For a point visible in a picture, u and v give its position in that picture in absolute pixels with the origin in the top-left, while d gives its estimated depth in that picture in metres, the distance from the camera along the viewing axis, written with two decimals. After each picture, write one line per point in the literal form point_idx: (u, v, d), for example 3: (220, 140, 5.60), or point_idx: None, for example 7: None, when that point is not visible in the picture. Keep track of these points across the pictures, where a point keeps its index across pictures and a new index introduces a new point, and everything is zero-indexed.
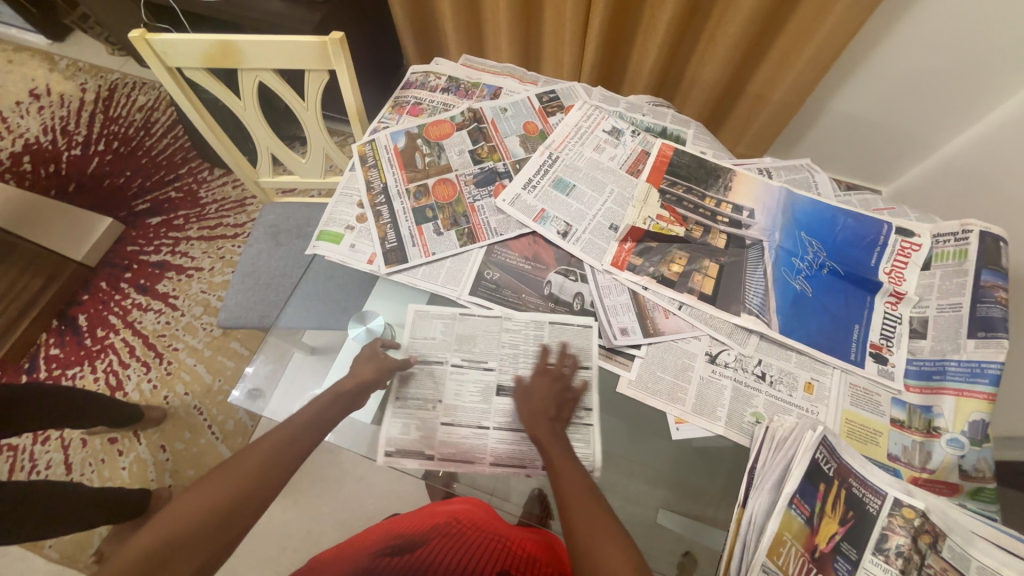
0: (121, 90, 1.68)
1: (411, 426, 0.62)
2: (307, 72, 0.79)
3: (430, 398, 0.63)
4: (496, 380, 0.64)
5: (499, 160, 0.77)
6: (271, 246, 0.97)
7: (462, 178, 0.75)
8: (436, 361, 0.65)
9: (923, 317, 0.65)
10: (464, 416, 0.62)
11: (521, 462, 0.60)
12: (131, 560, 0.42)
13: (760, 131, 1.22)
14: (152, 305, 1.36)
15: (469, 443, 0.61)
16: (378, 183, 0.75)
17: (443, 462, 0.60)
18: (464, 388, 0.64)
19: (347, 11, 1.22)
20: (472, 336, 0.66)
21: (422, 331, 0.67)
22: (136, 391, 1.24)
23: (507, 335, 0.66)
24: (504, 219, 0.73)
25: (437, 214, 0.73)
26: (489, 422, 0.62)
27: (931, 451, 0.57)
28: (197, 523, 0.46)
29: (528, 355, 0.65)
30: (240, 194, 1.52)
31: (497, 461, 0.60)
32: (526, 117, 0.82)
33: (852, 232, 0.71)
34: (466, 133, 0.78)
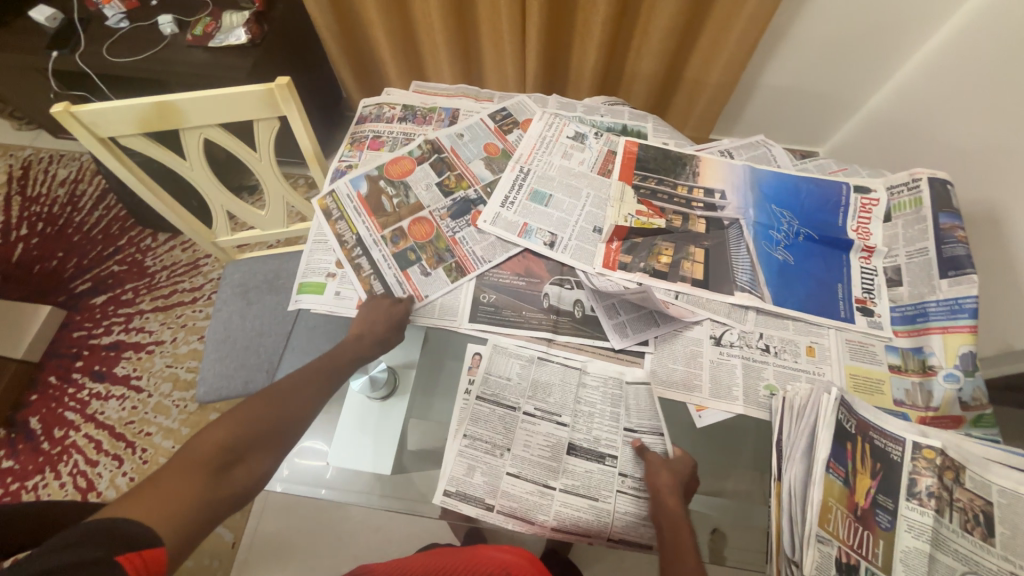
0: (37, 166, 1.54)
1: (475, 469, 0.59)
2: (255, 122, 0.75)
3: (498, 444, 0.60)
4: (568, 437, 0.60)
5: (469, 187, 0.76)
6: (243, 306, 0.92)
7: (437, 214, 0.74)
8: (509, 406, 0.62)
9: (896, 266, 0.69)
10: (531, 470, 0.59)
11: (585, 530, 0.56)
12: (207, 454, 0.44)
13: (704, 114, 1.28)
14: (113, 392, 1.25)
15: (529, 501, 0.57)
16: (351, 236, 0.72)
17: (503, 516, 0.57)
18: (533, 440, 0.60)
19: (280, 53, 1.18)
20: (547, 384, 0.63)
21: (499, 369, 0.64)
22: (112, 489, 1.13)
23: (582, 390, 0.63)
24: (488, 245, 0.72)
25: (420, 255, 0.71)
26: (556, 483, 0.58)
27: (932, 390, 0.61)
28: (262, 423, 0.48)
29: (606, 416, 0.61)
30: (191, 255, 1.42)
31: (560, 526, 0.56)
32: (485, 139, 0.81)
33: (816, 197, 0.75)
34: (429, 166, 0.77)
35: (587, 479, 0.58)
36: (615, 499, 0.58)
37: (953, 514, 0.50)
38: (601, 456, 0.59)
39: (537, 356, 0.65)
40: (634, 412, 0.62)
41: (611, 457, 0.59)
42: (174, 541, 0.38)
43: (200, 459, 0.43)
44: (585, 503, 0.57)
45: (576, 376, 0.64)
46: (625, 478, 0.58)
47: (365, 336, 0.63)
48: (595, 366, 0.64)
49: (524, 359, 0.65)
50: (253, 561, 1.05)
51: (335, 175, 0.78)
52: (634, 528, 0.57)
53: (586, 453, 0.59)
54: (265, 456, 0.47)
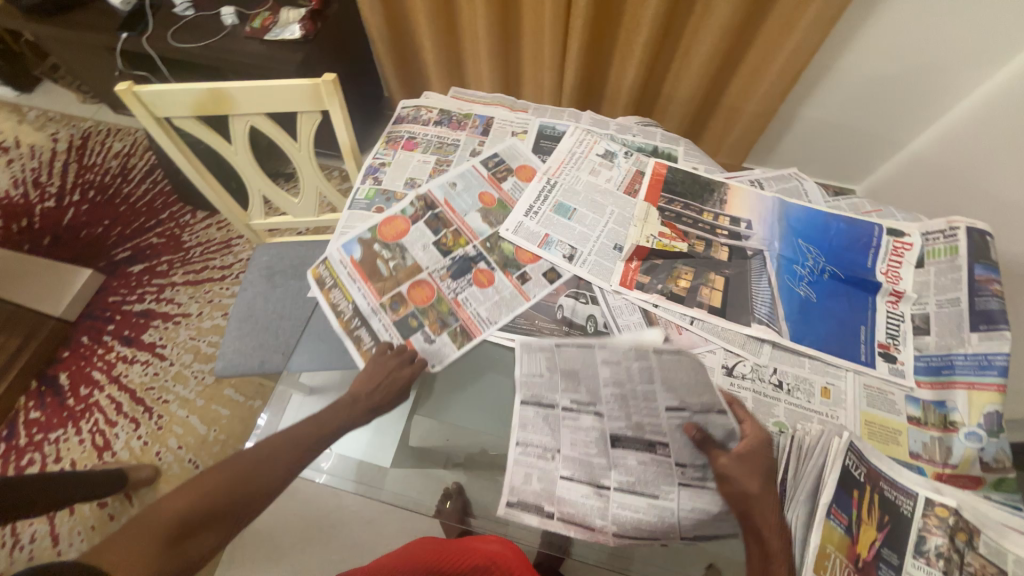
0: (95, 138, 1.64)
1: (532, 476, 0.59)
2: (299, 114, 0.79)
3: (547, 447, 0.60)
4: (610, 429, 0.61)
5: (468, 243, 0.73)
6: (267, 288, 0.95)
7: (436, 275, 0.71)
8: (548, 405, 0.63)
9: (924, 313, 0.67)
10: (583, 472, 0.58)
11: (652, 534, 0.56)
12: (163, 524, 0.48)
13: (738, 142, 1.27)
14: (138, 357, 1.30)
15: (588, 505, 0.57)
16: (344, 306, 0.69)
17: (565, 523, 0.57)
18: (578, 438, 0.60)
19: (330, 50, 1.23)
20: (577, 372, 0.64)
21: (531, 367, 0.65)
22: (126, 450, 1.18)
23: (609, 369, 0.64)
24: (492, 305, 0.69)
25: (422, 321, 0.68)
26: (612, 482, 0.58)
27: (951, 446, 0.58)
28: (221, 495, 0.52)
29: (639, 397, 0.62)
30: (225, 235, 1.48)
31: (623, 530, 0.56)
32: (479, 188, 0.78)
33: (846, 235, 0.73)
34: (424, 224, 0.74)
35: (643, 473, 0.58)
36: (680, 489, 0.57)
37: None
38: (650, 444, 0.60)
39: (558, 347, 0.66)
40: (670, 390, 0.62)
41: (661, 445, 0.60)
42: None
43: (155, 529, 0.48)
44: (647, 498, 0.57)
45: (601, 359, 0.65)
46: (682, 469, 0.58)
47: (360, 398, 0.63)
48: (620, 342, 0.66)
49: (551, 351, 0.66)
50: (248, 536, 1.08)
51: (368, 171, 0.80)
52: (708, 524, 0.56)
53: (633, 443, 0.60)
54: (219, 527, 0.51)
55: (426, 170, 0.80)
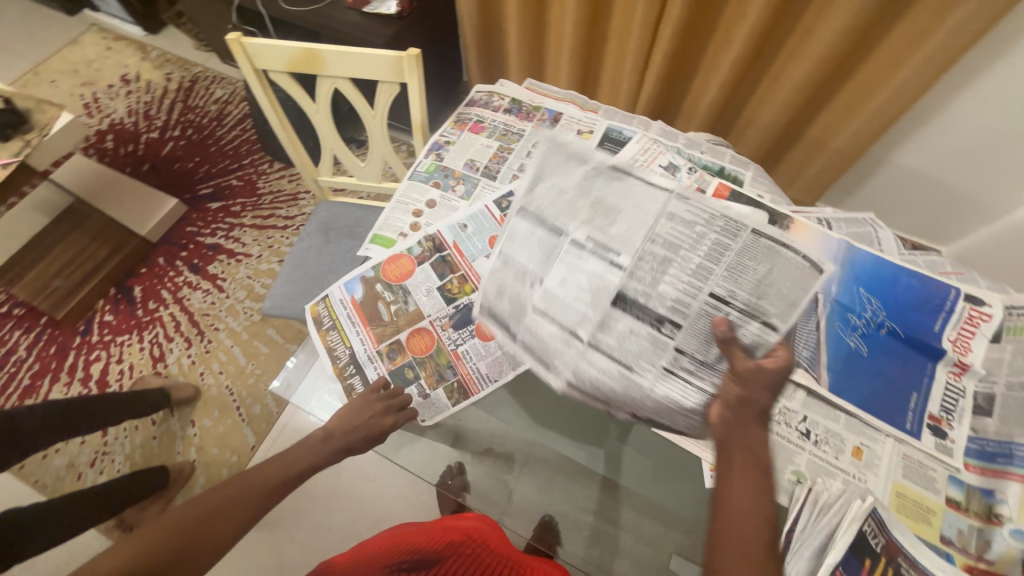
0: (202, 82, 1.80)
1: (503, 292, 0.56)
2: (380, 83, 0.83)
3: (531, 271, 0.54)
4: (617, 283, 0.51)
5: (473, 292, 0.71)
6: (321, 243, 1.01)
7: (438, 323, 0.70)
8: (554, 229, 0.53)
9: (990, 394, 0.61)
10: (559, 312, 0.53)
11: (605, 399, 0.53)
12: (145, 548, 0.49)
13: (816, 179, 1.20)
14: (201, 285, 1.43)
15: (551, 342, 0.54)
16: (340, 350, 0.71)
17: (522, 350, 0.56)
18: (573, 279, 0.53)
19: (421, 28, 1.28)
20: (617, 210, 0.51)
21: (556, 175, 0.52)
22: (176, 365, 1.30)
23: (665, 221, 0.50)
24: (492, 362, 0.68)
25: (418, 373, 0.69)
26: (585, 334, 0.52)
27: (990, 541, 0.53)
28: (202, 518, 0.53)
29: (687, 265, 0.50)
30: (294, 188, 1.59)
31: (576, 381, 0.53)
32: (490, 232, 0.73)
33: (915, 293, 0.66)
34: (430, 266, 0.72)
35: (626, 343, 0.52)
36: (663, 377, 0.51)
37: None
38: (657, 321, 0.51)
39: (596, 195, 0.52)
40: (732, 275, 0.49)
41: (670, 326, 0.50)
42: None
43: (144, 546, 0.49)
44: (619, 369, 0.51)
45: (660, 209, 0.50)
46: (676, 356, 0.50)
47: (334, 435, 0.63)
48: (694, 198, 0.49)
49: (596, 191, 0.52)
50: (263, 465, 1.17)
51: (432, 147, 0.83)
52: (669, 413, 0.51)
53: (638, 310, 0.51)
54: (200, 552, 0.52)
55: (487, 155, 0.82)
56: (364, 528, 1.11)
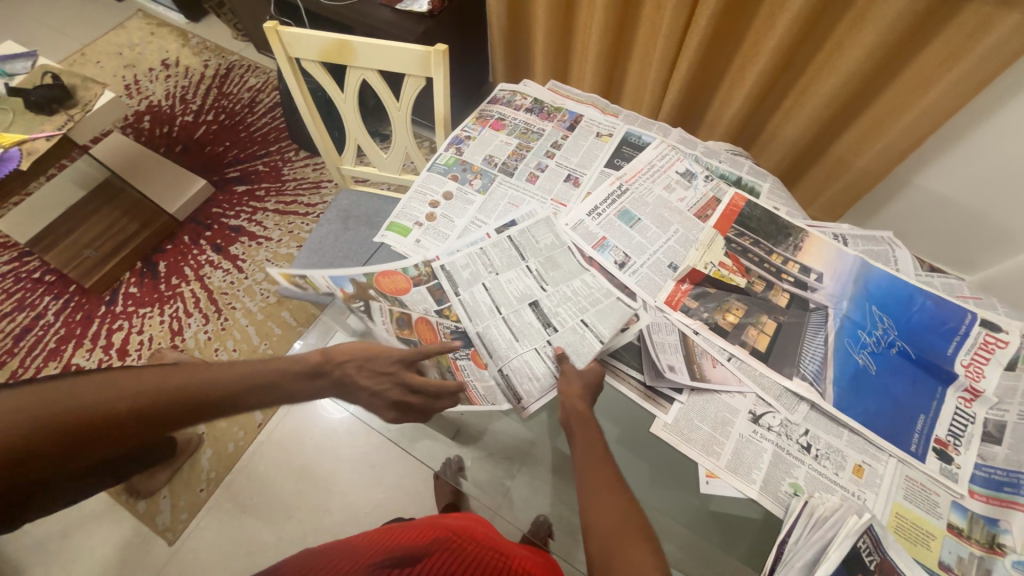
0: (237, 70, 1.86)
1: (470, 265, 0.72)
2: (407, 77, 0.85)
3: (492, 265, 0.72)
4: (538, 296, 0.69)
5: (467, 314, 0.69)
6: (340, 229, 1.04)
7: (442, 327, 0.68)
8: (520, 254, 0.73)
9: (1001, 422, 0.59)
10: (498, 295, 0.70)
11: (490, 351, 0.66)
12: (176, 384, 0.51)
13: (837, 198, 1.18)
14: (222, 264, 1.47)
15: (480, 306, 0.69)
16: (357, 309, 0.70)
17: (459, 303, 0.69)
18: (513, 282, 0.71)
19: (450, 27, 1.30)
20: (558, 263, 0.72)
21: (540, 230, 0.75)
22: (192, 340, 1.35)
23: (579, 281, 0.71)
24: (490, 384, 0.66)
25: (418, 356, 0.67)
26: (502, 312, 0.69)
27: (991, 570, 0.52)
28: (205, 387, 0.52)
29: (577, 306, 0.68)
30: (318, 176, 1.63)
31: (480, 334, 0.67)
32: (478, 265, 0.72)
33: (929, 315, 0.66)
34: (427, 291, 0.71)
35: (526, 328, 0.68)
36: (533, 354, 0.66)
37: None
38: (548, 325, 0.67)
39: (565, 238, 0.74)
40: (599, 316, 0.67)
41: (551, 330, 0.67)
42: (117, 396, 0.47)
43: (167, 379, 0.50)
44: (508, 335, 0.67)
45: (581, 275, 0.71)
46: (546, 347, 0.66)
47: None
48: (625, 274, 0.72)
49: (578, 232, 0.75)
50: (272, 442, 1.20)
51: (453, 141, 0.85)
52: (525, 380, 0.66)
53: (540, 314, 0.68)
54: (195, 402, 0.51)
55: (506, 152, 0.83)
56: (361, 512, 1.12)
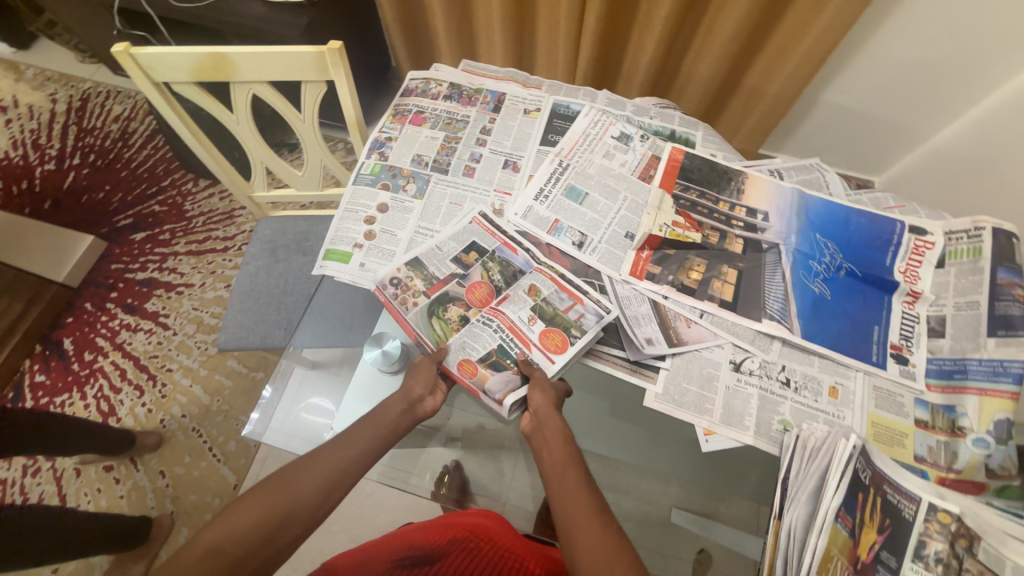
0: (95, 99, 1.60)
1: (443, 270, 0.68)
2: (303, 84, 0.75)
3: (450, 273, 0.68)
4: (504, 290, 0.67)
5: (475, 309, 0.66)
6: (269, 263, 0.94)
7: (496, 307, 0.66)
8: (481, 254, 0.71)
9: (941, 315, 0.65)
10: (469, 302, 0.66)
11: (475, 342, 0.64)
12: (323, 474, 0.51)
13: (757, 126, 1.22)
14: (141, 326, 1.31)
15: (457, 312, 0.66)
16: (495, 270, 0.68)
17: (456, 309, 0.66)
18: (478, 284, 0.67)
19: (336, 16, 1.18)
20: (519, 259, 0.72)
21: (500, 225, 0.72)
22: (130, 417, 1.20)
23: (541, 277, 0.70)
24: (501, 382, 0.62)
25: (446, 329, 0.65)
26: (472, 311, 0.66)
27: (957, 452, 0.58)
28: (347, 468, 0.52)
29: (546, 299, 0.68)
30: (227, 205, 1.46)
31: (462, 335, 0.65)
32: (470, 283, 0.67)
33: (865, 232, 0.70)
34: (463, 303, 0.66)
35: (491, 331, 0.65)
36: (498, 340, 0.64)
37: None
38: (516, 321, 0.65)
39: (516, 230, 0.71)
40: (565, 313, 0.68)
41: (506, 333, 0.65)
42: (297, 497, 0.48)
43: (321, 470, 0.51)
44: (485, 330, 0.65)
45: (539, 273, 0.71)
46: (504, 343, 0.64)
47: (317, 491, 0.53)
48: (585, 253, 0.70)
49: (528, 220, 0.72)
50: None
51: (373, 146, 0.77)
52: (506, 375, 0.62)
53: (515, 311, 0.66)
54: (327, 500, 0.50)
55: (434, 148, 0.76)
56: None
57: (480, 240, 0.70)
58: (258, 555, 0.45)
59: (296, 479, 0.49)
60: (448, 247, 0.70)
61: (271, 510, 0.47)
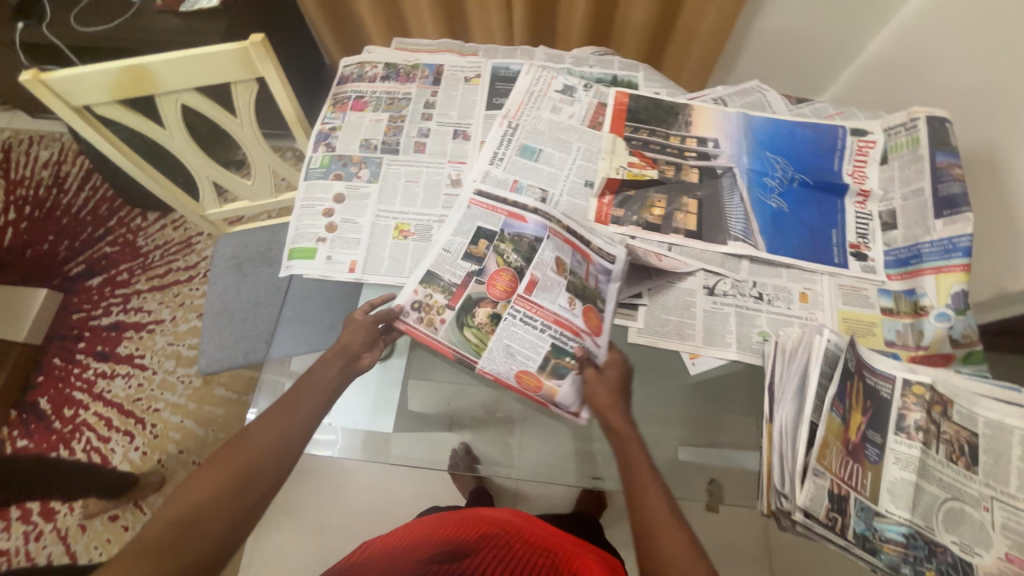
0: (17, 148, 1.51)
1: (455, 271, 0.66)
2: (234, 85, 0.72)
3: (465, 273, 0.65)
4: (528, 271, 0.64)
5: (508, 309, 0.64)
6: (237, 279, 0.92)
7: (531, 301, 0.64)
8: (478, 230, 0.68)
9: (891, 209, 0.68)
10: (499, 305, 0.64)
11: (525, 351, 0.63)
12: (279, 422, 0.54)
13: (698, 65, 1.23)
14: (118, 371, 1.27)
15: (496, 322, 0.64)
16: (511, 252, 0.65)
17: (486, 314, 0.64)
18: (497, 277, 0.65)
19: (257, 19, 1.13)
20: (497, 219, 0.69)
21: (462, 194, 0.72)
22: (126, 463, 1.16)
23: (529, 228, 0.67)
24: (567, 389, 0.62)
25: (487, 343, 0.63)
26: (507, 314, 0.64)
27: (923, 329, 0.61)
28: (302, 415, 0.56)
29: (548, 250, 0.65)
30: (183, 234, 1.41)
31: (507, 348, 0.63)
32: (491, 277, 0.65)
33: (811, 142, 0.73)
34: (493, 304, 0.64)
35: (535, 331, 0.63)
36: (546, 339, 0.63)
37: (939, 446, 0.52)
38: (555, 309, 0.63)
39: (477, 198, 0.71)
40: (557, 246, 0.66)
41: (548, 326, 0.63)
42: (260, 445, 0.51)
43: (275, 421, 0.54)
44: (527, 331, 0.63)
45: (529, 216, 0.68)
46: (552, 342, 0.63)
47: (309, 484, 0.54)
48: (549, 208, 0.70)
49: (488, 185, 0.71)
50: (266, 515, 1.09)
51: (319, 139, 0.75)
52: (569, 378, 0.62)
53: (547, 296, 0.64)
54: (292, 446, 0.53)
55: (380, 130, 0.75)
56: None
57: (483, 223, 0.67)
58: (236, 503, 0.47)
59: (257, 433, 0.52)
60: (457, 244, 0.66)
61: (240, 461, 0.49)
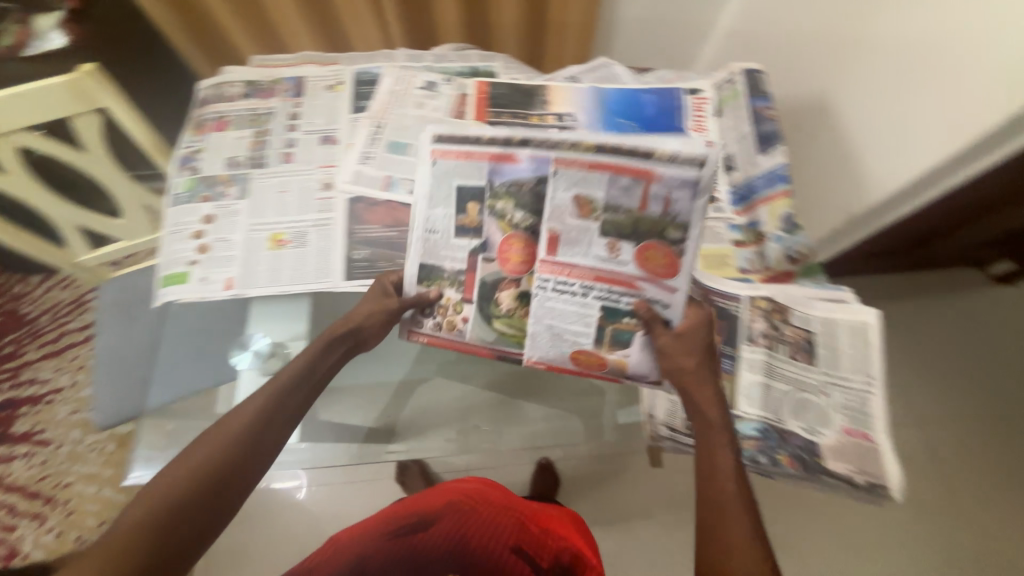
0: None
1: (451, 253, 0.63)
2: (75, 119, 0.75)
3: (464, 252, 0.63)
4: (550, 226, 0.59)
5: (535, 279, 0.62)
6: (126, 323, 0.87)
7: (564, 261, 0.60)
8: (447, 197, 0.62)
9: (729, 153, 0.76)
10: (525, 281, 0.62)
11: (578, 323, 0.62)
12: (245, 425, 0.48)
13: (575, 57, 1.29)
14: (16, 451, 1.15)
15: (536, 302, 0.62)
16: (512, 209, 0.60)
17: (513, 293, 0.63)
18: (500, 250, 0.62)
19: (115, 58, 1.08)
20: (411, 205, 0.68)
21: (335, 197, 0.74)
22: (39, 549, 1.06)
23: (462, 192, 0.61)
24: (639, 359, 0.61)
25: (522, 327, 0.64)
26: (546, 286, 0.62)
27: (766, 254, 0.69)
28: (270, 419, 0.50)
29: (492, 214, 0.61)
30: (75, 293, 1.32)
31: (553, 324, 0.62)
32: (498, 248, 0.62)
33: (656, 104, 0.78)
34: (514, 281, 0.62)
35: (580, 297, 0.61)
36: (593, 303, 0.60)
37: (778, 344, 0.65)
38: (593, 260, 0.60)
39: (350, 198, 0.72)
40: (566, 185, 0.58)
41: (591, 289, 0.60)
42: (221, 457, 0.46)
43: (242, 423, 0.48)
44: (571, 301, 0.61)
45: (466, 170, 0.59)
46: (602, 305, 0.60)
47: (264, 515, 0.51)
48: None
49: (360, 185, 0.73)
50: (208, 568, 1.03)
51: (182, 163, 0.73)
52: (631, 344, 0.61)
53: (578, 251, 0.60)
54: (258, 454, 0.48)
55: (245, 146, 0.75)
56: None
57: (461, 178, 0.60)
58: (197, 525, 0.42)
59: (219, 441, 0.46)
60: (440, 220, 0.62)
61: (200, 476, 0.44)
